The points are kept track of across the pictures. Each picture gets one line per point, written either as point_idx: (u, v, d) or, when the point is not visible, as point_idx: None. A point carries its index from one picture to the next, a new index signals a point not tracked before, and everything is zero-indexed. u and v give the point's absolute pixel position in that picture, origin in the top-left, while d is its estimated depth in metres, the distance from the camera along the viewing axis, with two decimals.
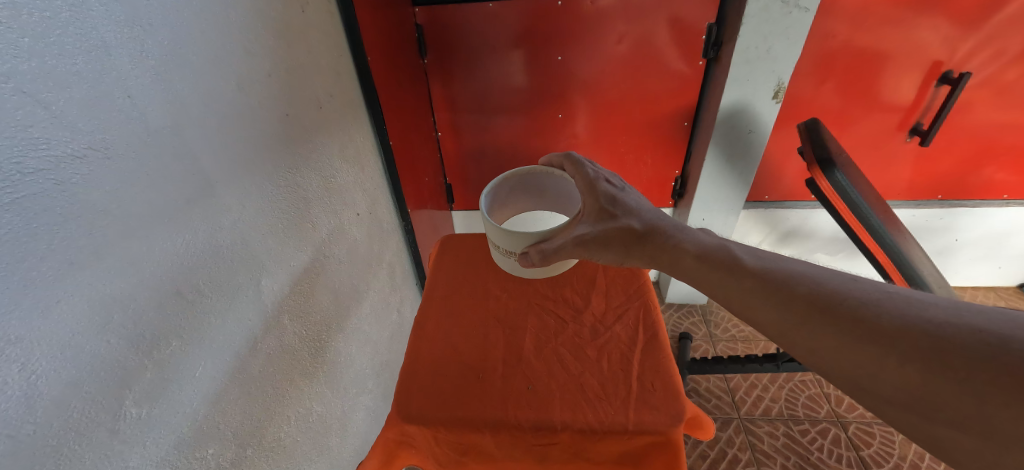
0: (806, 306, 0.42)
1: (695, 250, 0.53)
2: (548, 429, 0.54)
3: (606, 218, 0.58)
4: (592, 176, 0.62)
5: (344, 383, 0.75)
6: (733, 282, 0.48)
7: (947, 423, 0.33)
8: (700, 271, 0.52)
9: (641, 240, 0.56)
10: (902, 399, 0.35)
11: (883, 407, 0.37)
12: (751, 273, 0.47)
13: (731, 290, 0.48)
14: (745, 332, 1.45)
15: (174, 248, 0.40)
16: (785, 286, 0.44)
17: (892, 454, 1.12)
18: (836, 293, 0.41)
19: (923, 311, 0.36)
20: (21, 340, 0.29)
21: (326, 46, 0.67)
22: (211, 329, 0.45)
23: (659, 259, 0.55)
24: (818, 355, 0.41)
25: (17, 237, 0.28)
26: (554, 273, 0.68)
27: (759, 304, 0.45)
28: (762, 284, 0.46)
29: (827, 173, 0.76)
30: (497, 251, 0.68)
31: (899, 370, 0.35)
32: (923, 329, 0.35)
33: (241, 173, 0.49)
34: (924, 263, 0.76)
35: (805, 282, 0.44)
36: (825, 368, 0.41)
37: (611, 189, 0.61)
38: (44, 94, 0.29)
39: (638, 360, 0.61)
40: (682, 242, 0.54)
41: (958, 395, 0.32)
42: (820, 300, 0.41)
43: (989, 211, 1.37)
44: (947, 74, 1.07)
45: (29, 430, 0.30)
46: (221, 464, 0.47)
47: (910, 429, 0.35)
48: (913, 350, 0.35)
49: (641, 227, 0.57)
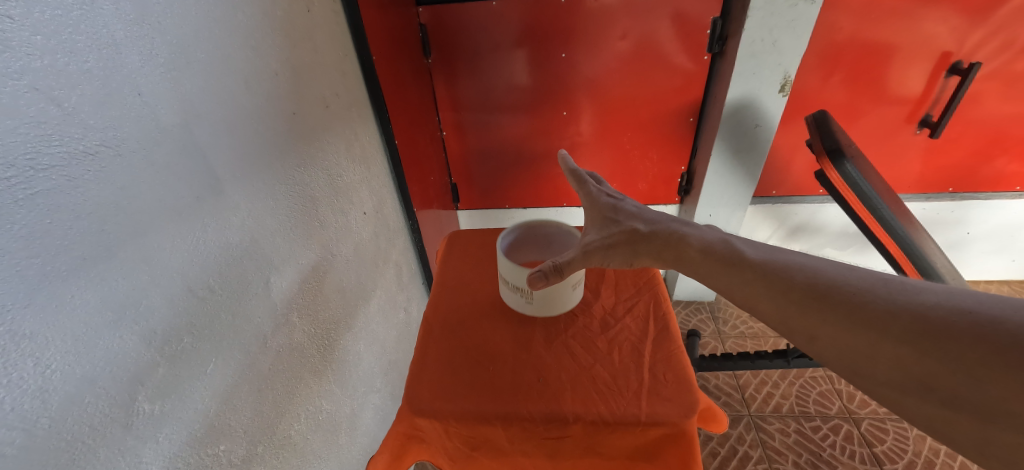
0: (803, 294, 0.42)
1: (699, 245, 0.52)
2: (559, 421, 0.53)
3: (609, 224, 0.59)
4: (594, 192, 0.63)
5: (354, 382, 0.75)
6: (735, 276, 0.48)
7: (940, 401, 0.33)
8: (705, 267, 0.51)
9: (645, 239, 0.55)
10: (897, 381, 0.35)
11: (879, 390, 0.37)
12: (752, 266, 0.47)
13: (732, 286, 0.48)
14: (754, 328, 1.43)
15: (186, 246, 0.40)
16: (781, 276, 0.44)
17: (906, 450, 1.10)
18: (831, 281, 0.41)
19: (917, 296, 0.37)
20: (34, 336, 0.29)
21: (333, 46, 0.67)
22: (222, 325, 0.45)
23: (666, 256, 0.54)
24: (818, 342, 0.40)
25: (30, 232, 0.28)
26: (557, 311, 0.65)
27: (759, 296, 0.45)
28: (763, 276, 0.46)
29: (836, 164, 0.74)
30: (506, 286, 0.66)
31: (893, 353, 0.35)
32: (916, 312, 0.35)
33: (248, 171, 0.49)
34: (936, 253, 0.75)
35: (801, 272, 0.44)
36: (823, 354, 0.41)
37: (612, 201, 0.61)
38: (56, 91, 0.29)
39: (648, 352, 0.60)
40: (686, 237, 0.53)
41: (949, 375, 0.32)
42: (818, 291, 0.41)
43: (1001, 202, 1.34)
44: (957, 64, 1.06)
45: (44, 425, 0.30)
46: (233, 461, 0.47)
47: (903, 409, 0.35)
48: (907, 332, 0.35)
49: (646, 229, 0.56)
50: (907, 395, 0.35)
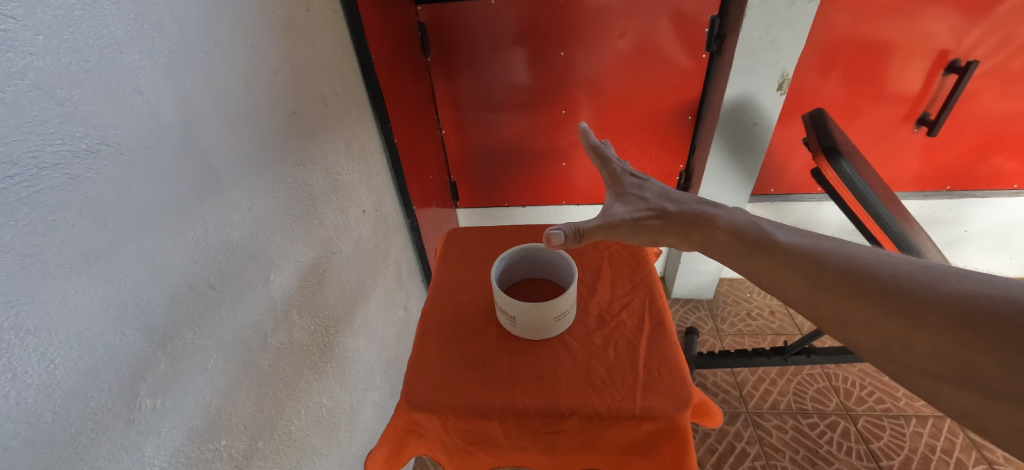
0: (836, 279, 0.41)
1: (726, 226, 0.54)
2: (555, 415, 0.54)
3: (637, 202, 0.61)
4: (620, 172, 0.66)
5: (353, 379, 0.76)
6: (763, 258, 0.48)
7: (976, 389, 0.31)
8: (730, 247, 0.52)
9: (673, 219, 0.58)
10: (930, 367, 0.34)
11: (912, 378, 0.35)
12: (781, 250, 0.47)
13: (761, 269, 0.48)
14: (752, 326, 1.44)
15: (186, 243, 0.40)
16: (814, 261, 0.44)
17: (903, 446, 1.11)
18: (867, 268, 0.40)
19: (957, 283, 0.35)
20: (38, 331, 0.29)
21: (332, 45, 0.68)
22: (222, 321, 0.45)
23: (692, 236, 0.57)
24: (849, 327, 0.39)
25: (34, 229, 0.29)
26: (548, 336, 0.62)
27: (790, 281, 0.45)
28: (792, 261, 0.45)
29: (832, 162, 0.75)
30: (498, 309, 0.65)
31: (930, 339, 0.34)
32: (956, 299, 0.34)
33: (248, 170, 0.49)
34: (932, 252, 0.75)
35: (836, 257, 0.43)
36: (854, 340, 0.40)
37: (638, 182, 0.64)
38: (58, 90, 0.30)
39: (644, 348, 0.61)
40: (713, 219, 0.56)
41: (986, 364, 0.31)
42: (850, 276, 0.40)
43: (998, 200, 1.35)
44: (954, 62, 1.06)
45: (48, 418, 0.30)
46: (234, 456, 0.48)
47: (936, 398, 0.34)
48: (945, 318, 0.33)
49: (674, 210, 0.58)
50: (941, 383, 0.33)
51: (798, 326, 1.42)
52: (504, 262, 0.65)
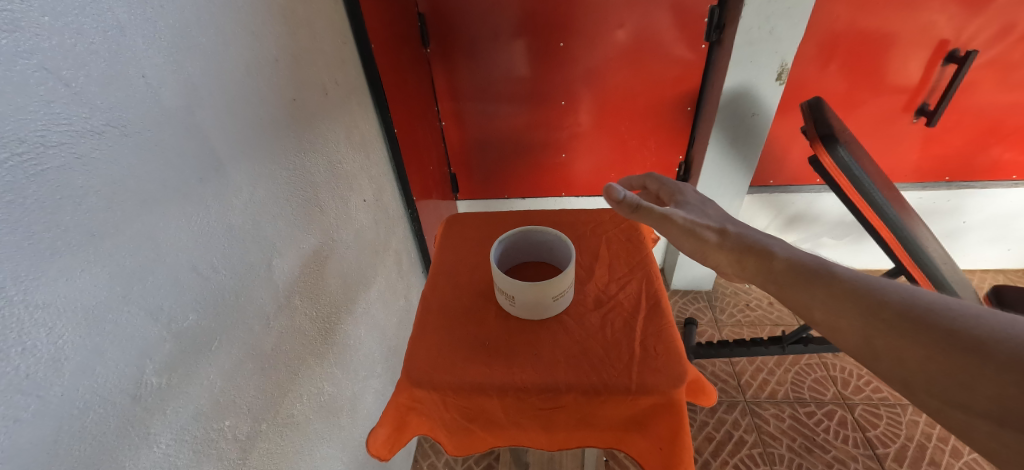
0: (895, 314, 0.38)
1: (785, 255, 0.50)
2: (553, 391, 0.55)
3: (700, 214, 0.59)
4: (682, 190, 0.65)
5: (355, 366, 0.77)
6: (819, 288, 0.44)
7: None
8: (785, 275, 0.48)
9: (731, 238, 0.55)
10: (996, 413, 0.31)
11: (972, 425, 0.32)
12: (839, 281, 0.44)
13: (815, 300, 0.44)
14: (751, 317, 1.45)
15: (189, 225, 0.41)
16: (872, 294, 0.41)
17: (899, 434, 1.12)
18: (931, 306, 0.37)
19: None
20: (47, 306, 0.30)
21: (333, 34, 0.68)
22: (224, 302, 0.46)
23: (745, 260, 0.52)
24: (904, 366, 0.36)
25: (43, 206, 0.29)
26: (542, 318, 0.63)
27: (844, 313, 0.42)
28: (850, 292, 0.42)
29: (828, 148, 0.76)
30: (496, 288, 0.65)
31: (995, 381, 0.31)
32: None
33: (249, 155, 0.50)
34: (929, 240, 0.77)
35: (896, 293, 0.40)
36: (909, 380, 0.36)
37: (699, 200, 0.63)
38: (64, 71, 0.30)
39: (640, 327, 0.61)
40: (773, 247, 0.51)
41: None
42: (913, 312, 0.37)
43: (997, 191, 1.35)
44: (954, 52, 1.06)
45: (57, 393, 0.31)
46: (237, 436, 0.48)
47: (1001, 451, 0.31)
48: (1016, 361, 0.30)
49: (735, 231, 0.55)
50: (1003, 429, 0.30)
51: (796, 317, 1.43)
52: (504, 244, 0.66)
